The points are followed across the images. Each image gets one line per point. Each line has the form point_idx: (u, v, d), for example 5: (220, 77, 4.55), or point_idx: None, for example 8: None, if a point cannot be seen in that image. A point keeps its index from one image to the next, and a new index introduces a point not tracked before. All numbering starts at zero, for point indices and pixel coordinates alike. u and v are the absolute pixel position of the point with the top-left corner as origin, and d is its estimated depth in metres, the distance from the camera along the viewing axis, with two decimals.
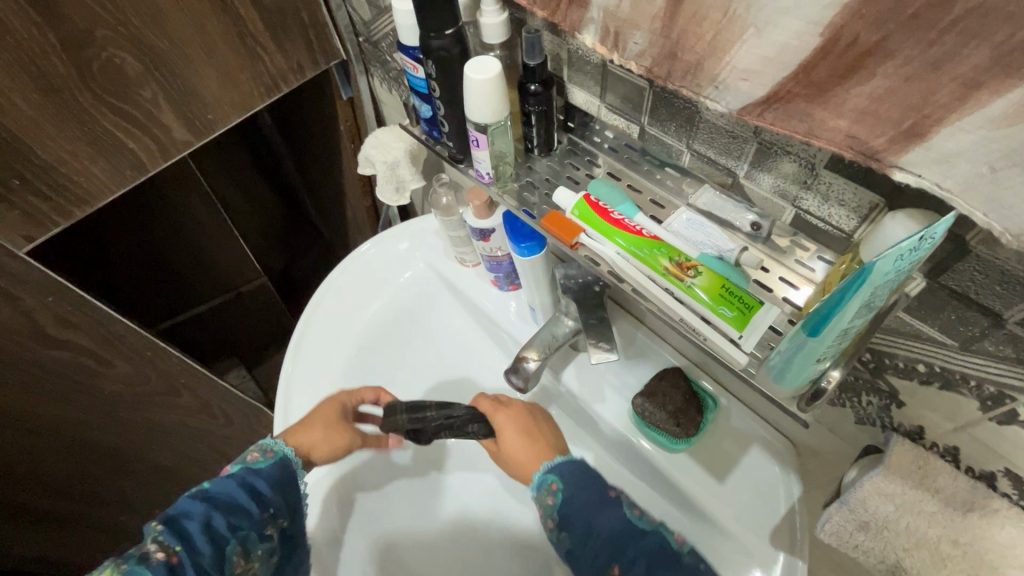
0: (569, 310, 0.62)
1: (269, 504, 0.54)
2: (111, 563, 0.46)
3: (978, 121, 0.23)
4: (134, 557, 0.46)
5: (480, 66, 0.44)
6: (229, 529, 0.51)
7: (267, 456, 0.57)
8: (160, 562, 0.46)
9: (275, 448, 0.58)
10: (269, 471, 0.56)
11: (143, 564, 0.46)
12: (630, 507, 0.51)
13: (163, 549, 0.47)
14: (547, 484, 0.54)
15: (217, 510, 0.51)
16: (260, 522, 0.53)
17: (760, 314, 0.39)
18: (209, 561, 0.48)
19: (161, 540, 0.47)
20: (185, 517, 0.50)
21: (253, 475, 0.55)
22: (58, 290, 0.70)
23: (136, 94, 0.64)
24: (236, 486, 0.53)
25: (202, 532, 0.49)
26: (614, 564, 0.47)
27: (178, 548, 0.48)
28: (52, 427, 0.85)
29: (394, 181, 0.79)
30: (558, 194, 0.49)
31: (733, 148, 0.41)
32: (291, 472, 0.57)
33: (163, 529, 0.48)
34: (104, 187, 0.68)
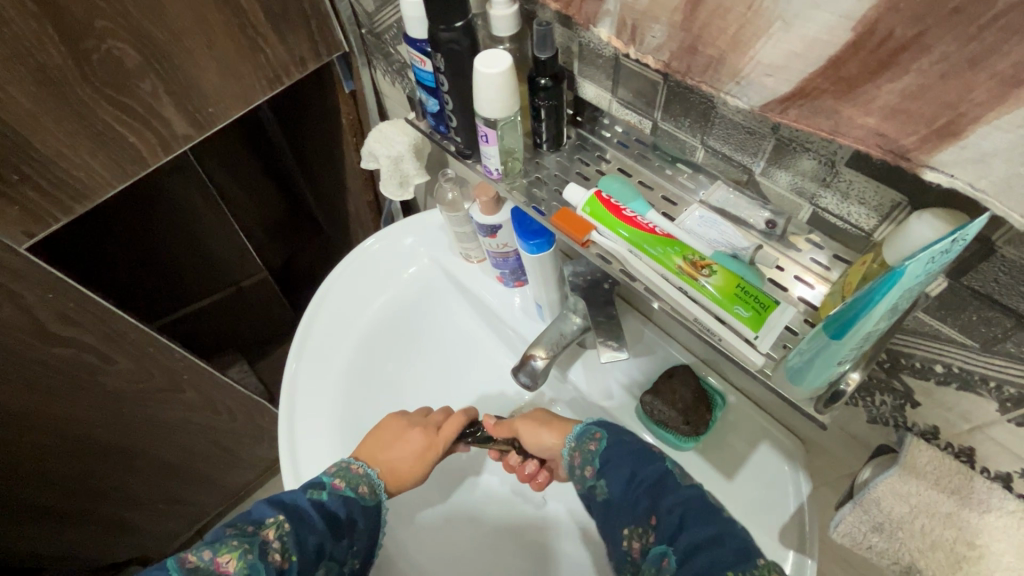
0: (578, 307, 0.61)
1: (360, 540, 0.54)
2: (239, 544, 0.47)
3: (1017, 119, 0.23)
4: (258, 549, 0.47)
5: (490, 59, 0.43)
6: (329, 554, 0.52)
7: (373, 494, 0.57)
8: (275, 566, 0.47)
9: (375, 491, 0.57)
10: (368, 514, 0.55)
11: (264, 561, 0.47)
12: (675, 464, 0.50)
13: (281, 553, 0.48)
14: (591, 431, 0.54)
15: (329, 535, 0.52)
16: (348, 558, 0.53)
17: (776, 314, 0.39)
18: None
19: (282, 542, 0.49)
20: (306, 527, 0.51)
21: (362, 513, 0.55)
22: (58, 286, 0.70)
23: (137, 87, 0.62)
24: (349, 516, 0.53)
25: (311, 553, 0.50)
26: (653, 513, 0.46)
27: (291, 558, 0.49)
28: (55, 424, 0.84)
29: (398, 175, 0.78)
30: (569, 190, 0.48)
31: (750, 144, 0.40)
32: (381, 517, 0.57)
33: (289, 530, 0.49)
34: (105, 182, 0.67)
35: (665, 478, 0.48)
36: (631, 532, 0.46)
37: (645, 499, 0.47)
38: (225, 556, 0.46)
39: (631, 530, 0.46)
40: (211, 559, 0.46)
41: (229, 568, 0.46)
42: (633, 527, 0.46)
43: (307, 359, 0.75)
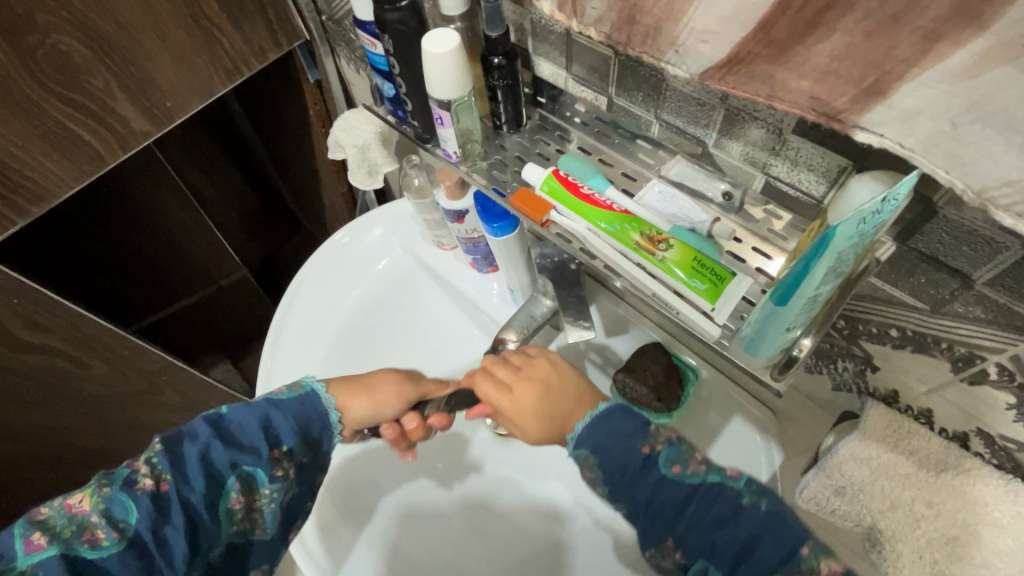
0: (546, 289, 0.61)
1: (281, 441, 0.50)
2: (93, 484, 0.47)
3: (938, 76, 0.23)
4: (118, 482, 0.46)
5: (438, 38, 0.42)
6: (230, 465, 0.48)
7: (293, 389, 0.54)
8: (147, 491, 0.45)
9: (303, 382, 0.54)
10: (291, 407, 0.52)
11: (128, 491, 0.45)
12: (670, 460, 0.45)
13: (151, 477, 0.46)
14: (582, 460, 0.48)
15: (220, 443, 0.48)
16: (267, 463, 0.49)
17: (733, 286, 0.39)
18: (199, 495, 0.47)
19: (152, 466, 0.47)
20: (187, 443, 0.48)
21: (276, 408, 0.51)
22: (24, 292, 0.68)
23: (88, 83, 0.61)
24: (253, 417, 0.50)
25: (199, 467, 0.47)
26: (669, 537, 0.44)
27: (167, 479, 0.47)
28: (31, 433, 0.83)
29: (365, 164, 0.77)
30: (528, 170, 0.47)
31: (701, 116, 0.40)
32: (310, 405, 0.53)
33: (160, 453, 0.47)
34: (62, 184, 0.66)
35: (668, 495, 0.44)
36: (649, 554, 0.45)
37: (662, 521, 0.44)
38: (77, 498, 0.46)
39: (653, 552, 0.45)
40: (61, 505, 0.46)
41: (83, 507, 0.45)
42: (653, 550, 0.45)
43: (280, 359, 0.74)
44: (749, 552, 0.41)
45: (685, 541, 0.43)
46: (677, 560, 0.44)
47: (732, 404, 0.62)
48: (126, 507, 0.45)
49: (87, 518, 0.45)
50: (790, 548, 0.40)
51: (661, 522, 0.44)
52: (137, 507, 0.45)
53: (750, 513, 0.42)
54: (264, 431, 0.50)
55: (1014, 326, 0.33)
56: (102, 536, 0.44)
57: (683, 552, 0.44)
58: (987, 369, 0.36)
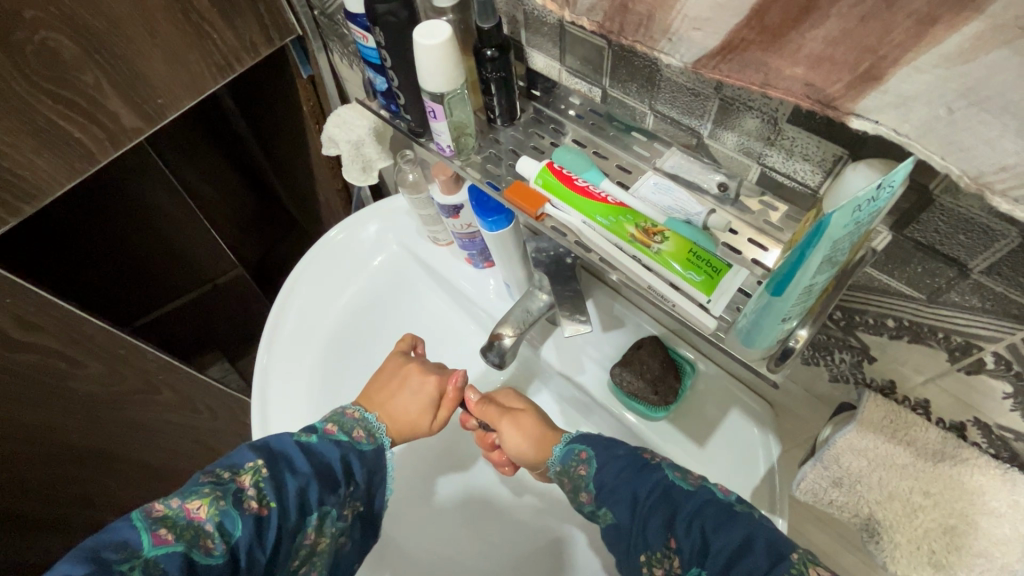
0: (543, 284, 0.61)
1: (355, 483, 0.54)
2: (211, 492, 0.47)
3: (933, 60, 0.22)
4: (230, 496, 0.47)
5: (430, 30, 0.42)
6: (316, 500, 0.51)
7: (370, 439, 0.57)
8: (252, 513, 0.47)
9: (377, 434, 0.57)
10: (366, 458, 0.55)
11: (238, 508, 0.47)
12: (670, 470, 0.48)
13: (257, 500, 0.48)
14: (576, 453, 0.53)
15: (316, 480, 0.51)
16: (342, 504, 0.52)
17: (728, 278, 0.39)
18: (290, 525, 0.49)
19: (258, 489, 0.48)
20: (288, 472, 0.50)
21: (358, 457, 0.55)
22: (17, 291, 0.68)
23: (77, 79, 0.60)
24: (341, 459, 0.53)
25: (293, 498, 0.49)
26: (670, 536, 0.44)
27: (270, 504, 0.48)
28: (28, 433, 0.83)
29: (360, 160, 0.77)
30: (521, 163, 0.47)
31: (695, 106, 0.40)
32: (381, 461, 0.57)
33: (266, 476, 0.49)
34: (54, 182, 0.65)
35: (667, 491, 0.46)
36: (648, 557, 0.45)
37: (658, 518, 0.45)
38: (197, 502, 0.46)
39: (650, 556, 0.45)
40: (181, 506, 0.46)
41: (201, 514, 0.46)
42: (651, 552, 0.45)
43: (276, 355, 0.74)
44: (744, 556, 0.40)
45: (684, 540, 0.43)
46: (676, 568, 0.43)
47: (730, 397, 0.61)
48: (235, 523, 0.46)
49: (203, 525, 0.45)
50: (779, 552, 0.39)
51: (657, 517, 0.45)
52: (240, 526, 0.46)
53: (741, 516, 0.42)
54: (344, 471, 0.53)
55: (1010, 315, 0.33)
56: (213, 547, 0.45)
57: (682, 557, 0.43)
58: (984, 358, 0.36)
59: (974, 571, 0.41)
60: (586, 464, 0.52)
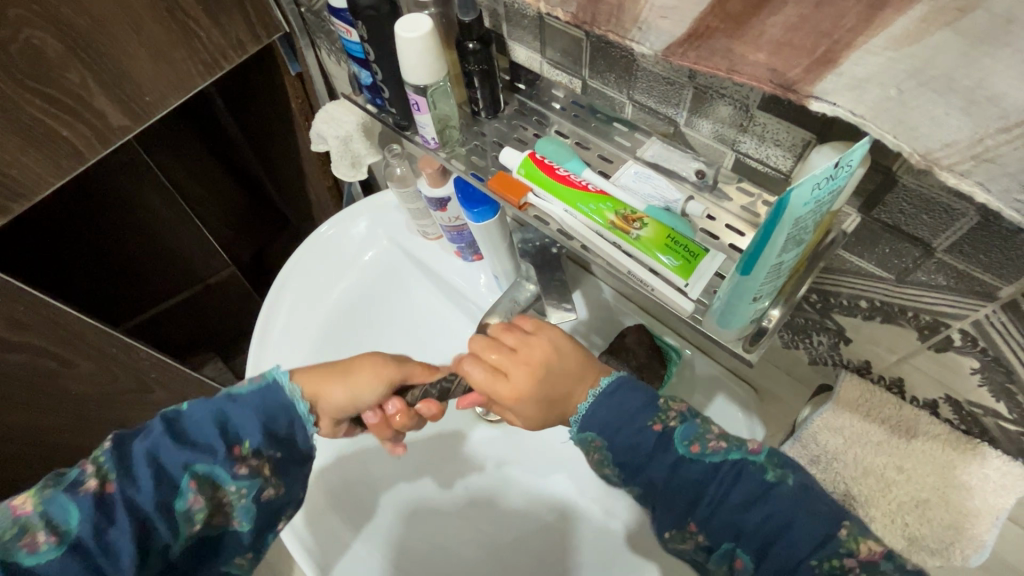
0: (530, 274, 0.62)
1: (240, 439, 0.47)
2: (40, 485, 0.44)
3: (883, 42, 0.24)
4: (65, 483, 0.44)
5: (411, 23, 0.43)
6: (180, 464, 0.45)
7: (256, 379, 0.49)
8: (87, 494, 0.43)
9: (266, 371, 0.50)
10: (253, 401, 0.48)
11: (70, 493, 0.43)
12: (686, 440, 0.44)
13: (96, 479, 0.43)
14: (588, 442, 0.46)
15: (172, 445, 0.45)
16: (230, 460, 0.46)
17: (706, 261, 0.40)
18: (145, 498, 0.43)
19: (98, 467, 0.44)
20: (138, 441, 0.45)
21: (237, 404, 0.47)
22: (7, 290, 0.68)
23: (63, 79, 0.60)
24: (210, 414, 0.47)
25: (150, 466, 0.44)
26: (692, 520, 0.43)
27: (112, 482, 0.44)
28: (21, 433, 0.83)
29: (348, 156, 0.77)
30: (504, 154, 0.48)
31: (671, 95, 0.41)
32: (280, 402, 0.49)
33: (106, 453, 0.45)
34: (41, 180, 0.65)
35: (690, 480, 0.43)
36: (672, 535, 0.44)
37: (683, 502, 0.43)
38: (23, 498, 0.43)
39: (674, 535, 0.44)
40: (6, 505, 0.43)
41: (27, 507, 0.43)
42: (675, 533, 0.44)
43: (269, 349, 0.75)
44: (781, 536, 0.40)
45: (707, 525, 0.43)
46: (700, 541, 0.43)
47: (715, 383, 0.63)
48: (66, 509, 0.42)
49: (28, 518, 0.42)
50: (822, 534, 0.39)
51: (684, 502, 0.43)
52: (76, 509, 0.42)
53: (778, 491, 0.41)
54: (222, 429, 0.47)
55: (973, 292, 0.34)
56: (41, 540, 0.41)
57: (707, 535, 0.43)
58: (951, 336, 0.37)
59: (948, 543, 0.42)
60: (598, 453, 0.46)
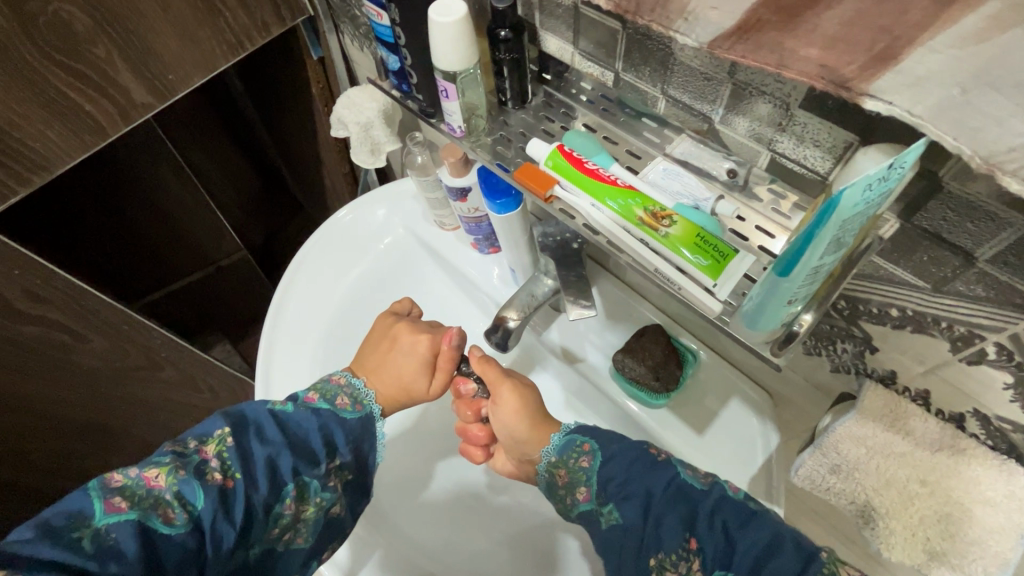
0: (548, 269, 0.61)
1: (339, 456, 0.51)
2: (171, 461, 0.45)
3: (950, 40, 0.23)
4: (193, 466, 0.45)
5: (446, 8, 0.42)
6: (290, 471, 0.48)
7: (356, 407, 0.54)
8: (216, 484, 0.45)
9: (365, 401, 0.55)
10: (352, 426, 0.53)
11: (200, 479, 0.44)
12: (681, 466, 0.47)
13: (222, 471, 0.45)
14: (578, 444, 0.51)
15: (287, 449, 0.48)
16: (324, 475, 0.49)
17: (736, 262, 0.39)
18: (259, 498, 0.46)
19: (222, 459, 0.46)
20: (256, 439, 0.48)
21: (338, 423, 0.52)
22: (24, 263, 0.68)
23: (89, 53, 0.60)
24: (316, 427, 0.50)
25: (264, 468, 0.47)
26: (691, 536, 0.41)
27: (234, 475, 0.46)
28: (31, 404, 0.84)
29: (368, 143, 0.77)
30: (532, 146, 0.47)
31: (708, 91, 0.40)
32: (370, 430, 0.54)
33: (231, 445, 0.47)
34: (62, 154, 0.65)
35: (681, 489, 0.44)
36: (667, 559, 0.42)
37: (678, 515, 0.43)
38: (155, 471, 0.44)
39: (665, 557, 0.42)
40: (139, 475, 0.44)
41: (160, 482, 0.44)
42: (665, 555, 0.42)
43: (281, 332, 0.75)
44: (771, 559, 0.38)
45: (706, 540, 0.41)
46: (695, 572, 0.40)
47: (730, 387, 0.62)
48: (196, 492, 0.44)
49: (162, 493, 0.43)
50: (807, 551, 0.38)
51: (674, 513, 0.43)
52: (203, 496, 0.44)
53: (763, 515, 0.41)
54: (325, 443, 0.50)
55: (1013, 304, 0.33)
56: (174, 517, 0.42)
57: (705, 560, 0.40)
58: (985, 349, 0.37)
59: (968, 559, 0.41)
60: (589, 455, 0.49)
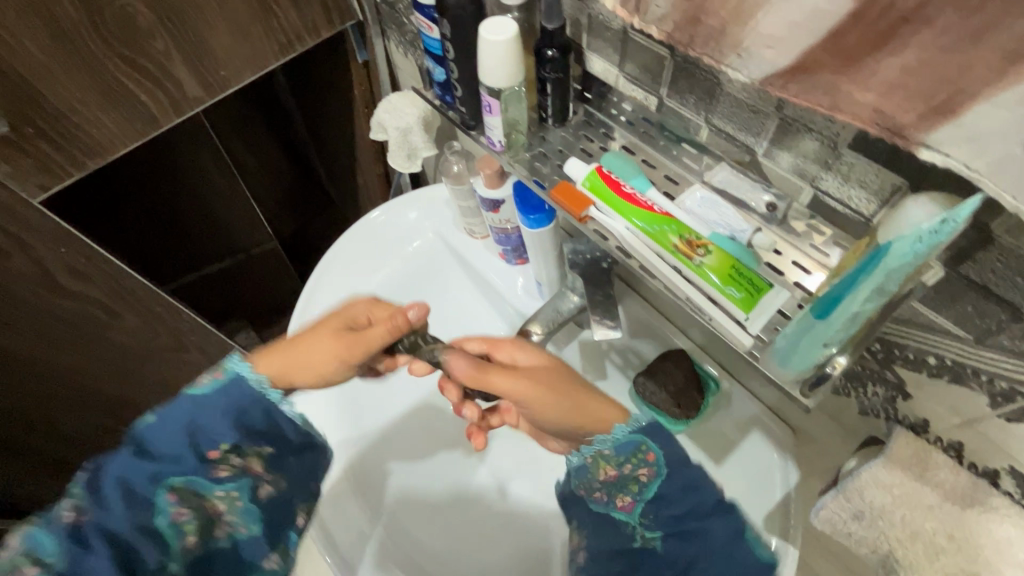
0: (575, 286, 0.61)
1: (222, 441, 0.47)
2: (37, 517, 0.42)
3: (1016, 96, 0.22)
4: (42, 519, 0.42)
5: (497, 26, 0.43)
6: (147, 483, 0.45)
7: (219, 374, 0.49)
8: (67, 525, 0.42)
9: (229, 366, 0.49)
10: (218, 400, 0.47)
11: (47, 527, 0.41)
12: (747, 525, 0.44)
13: (73, 512, 0.42)
14: (641, 450, 0.45)
15: (131, 466, 0.45)
16: (205, 466, 0.47)
17: (769, 296, 0.39)
18: (155, 520, 0.44)
19: (72, 499, 0.43)
20: (103, 469, 0.45)
21: (201, 413, 0.47)
22: (70, 241, 0.71)
23: (148, 46, 0.63)
24: (179, 426, 0.46)
25: (117, 492, 0.43)
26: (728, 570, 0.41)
27: (92, 514, 0.43)
28: (65, 375, 0.87)
29: (405, 147, 0.78)
30: (570, 164, 0.47)
31: (753, 124, 0.40)
32: (260, 401, 0.49)
33: (71, 489, 0.44)
34: (115, 140, 0.68)
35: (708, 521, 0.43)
36: None
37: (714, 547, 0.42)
38: (16, 534, 0.41)
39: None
40: (20, 540, 0.41)
41: (12, 546, 0.41)
42: None
43: (306, 326, 0.76)
44: None
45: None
46: None
47: (751, 419, 0.61)
48: (43, 543, 0.41)
49: (14, 557, 0.40)
50: None
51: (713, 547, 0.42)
52: (54, 543, 0.41)
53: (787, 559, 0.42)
54: (190, 442, 0.46)
55: None
56: (52, 566, 0.40)
57: None
58: None
59: None
60: (651, 465, 0.45)
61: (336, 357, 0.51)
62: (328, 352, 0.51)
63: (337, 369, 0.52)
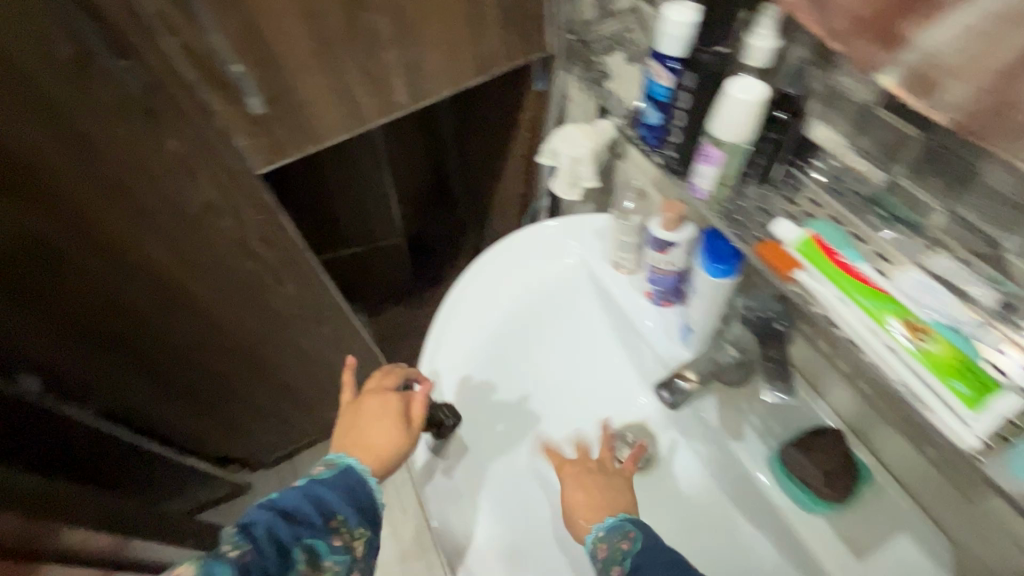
0: (739, 339, 0.64)
1: (339, 513, 0.56)
2: (194, 559, 0.48)
3: None
4: (210, 555, 0.49)
5: (747, 85, 0.46)
6: (292, 538, 0.53)
7: (332, 466, 0.60)
8: (234, 559, 0.49)
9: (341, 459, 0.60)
10: (337, 483, 0.58)
11: (217, 559, 0.49)
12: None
13: (236, 548, 0.50)
14: (624, 529, 0.54)
15: (281, 517, 0.53)
16: (330, 536, 0.55)
17: (1001, 401, 0.37)
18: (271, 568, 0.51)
19: (234, 541, 0.51)
20: (253, 522, 0.52)
21: (326, 488, 0.57)
22: (267, 210, 0.79)
23: (378, 56, 0.72)
24: (305, 496, 0.55)
25: (266, 540, 0.51)
26: None
27: (246, 547, 0.50)
28: (220, 325, 0.92)
29: (571, 176, 0.83)
30: (780, 226, 0.47)
31: (1011, 220, 0.39)
32: (364, 486, 0.59)
33: (237, 530, 0.52)
34: (330, 130, 0.77)
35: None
36: None
37: None
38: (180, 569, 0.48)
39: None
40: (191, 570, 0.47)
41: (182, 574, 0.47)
42: None
43: (451, 323, 0.75)
44: None
45: None
46: None
47: (902, 520, 0.57)
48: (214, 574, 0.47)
49: None
50: None
51: None
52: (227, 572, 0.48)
53: None
54: (317, 505, 0.55)
55: None
56: None
57: None
58: None
59: None
60: (629, 538, 0.53)
61: (389, 435, 0.61)
62: (382, 432, 0.61)
63: (389, 446, 0.61)
